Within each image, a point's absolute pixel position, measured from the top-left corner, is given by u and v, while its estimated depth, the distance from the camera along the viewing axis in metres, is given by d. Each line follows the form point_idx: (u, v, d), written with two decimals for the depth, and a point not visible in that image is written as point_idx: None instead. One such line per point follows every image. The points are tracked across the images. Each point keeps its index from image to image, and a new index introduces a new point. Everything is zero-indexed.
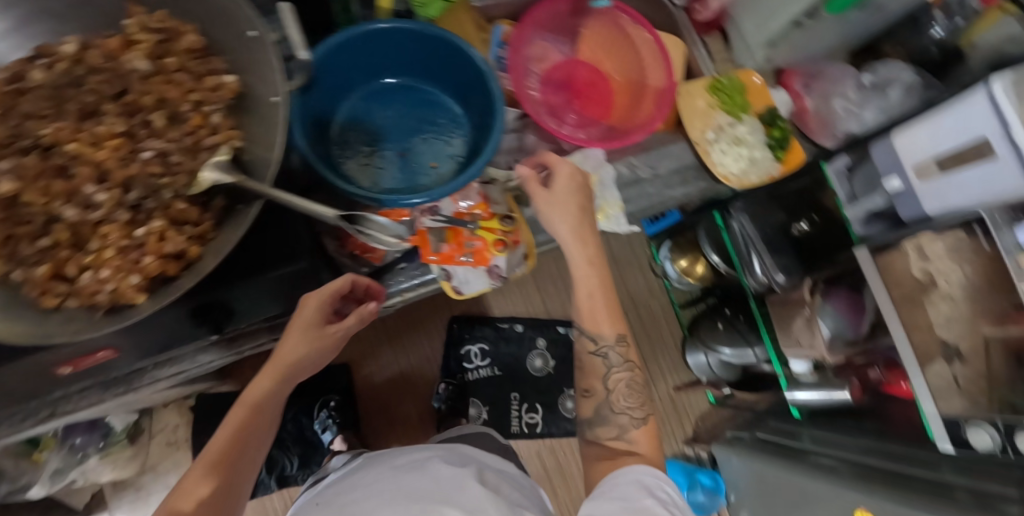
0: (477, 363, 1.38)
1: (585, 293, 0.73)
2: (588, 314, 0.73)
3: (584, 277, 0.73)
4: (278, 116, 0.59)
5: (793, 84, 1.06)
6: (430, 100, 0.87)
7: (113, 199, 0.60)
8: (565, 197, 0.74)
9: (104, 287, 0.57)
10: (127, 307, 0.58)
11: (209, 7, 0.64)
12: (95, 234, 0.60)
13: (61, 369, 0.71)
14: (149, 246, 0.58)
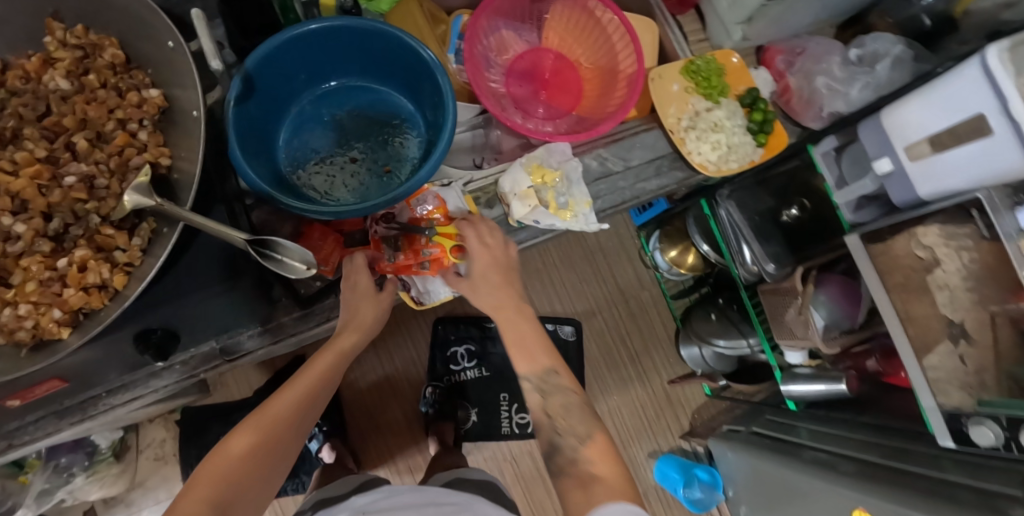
0: (464, 364, 1.34)
1: (512, 344, 0.70)
2: (520, 359, 0.70)
3: (514, 330, 0.71)
4: (199, 132, 0.57)
5: (774, 63, 1.00)
6: (386, 100, 0.83)
7: (33, 229, 0.57)
8: (484, 258, 0.73)
9: (23, 323, 0.55)
10: (51, 343, 0.55)
11: (127, 18, 0.60)
12: (18, 267, 0.57)
13: (9, 401, 0.69)
14: (69, 278, 0.56)
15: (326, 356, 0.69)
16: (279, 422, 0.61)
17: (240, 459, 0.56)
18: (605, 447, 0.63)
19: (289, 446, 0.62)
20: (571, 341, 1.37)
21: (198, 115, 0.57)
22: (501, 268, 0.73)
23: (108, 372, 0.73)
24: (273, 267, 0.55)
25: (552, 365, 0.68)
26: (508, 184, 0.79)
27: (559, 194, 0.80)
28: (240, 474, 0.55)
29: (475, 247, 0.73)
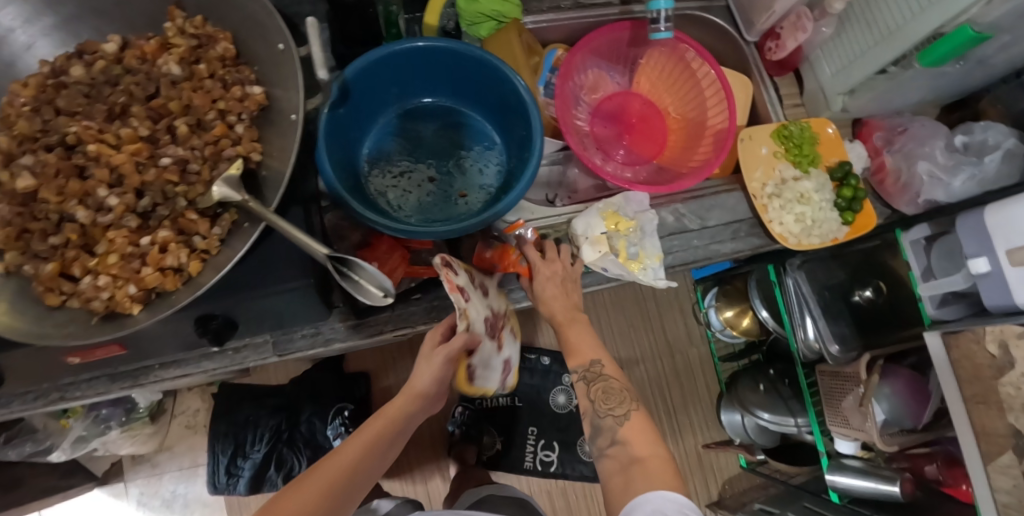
0: (498, 390, 1.34)
1: (563, 336, 0.71)
2: (569, 353, 0.70)
3: (565, 325, 0.71)
4: (294, 134, 0.58)
5: (871, 138, 0.94)
6: (471, 123, 0.83)
7: (125, 204, 0.59)
8: (543, 263, 0.75)
9: (100, 293, 0.56)
10: (121, 316, 0.57)
11: (245, 17, 0.62)
12: (104, 237, 0.59)
13: (70, 358, 0.72)
14: (150, 257, 0.57)
15: (387, 414, 0.67)
16: (336, 483, 0.59)
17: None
18: (643, 431, 0.62)
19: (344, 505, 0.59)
20: None
21: (295, 118, 0.58)
22: (560, 273, 0.75)
23: (166, 347, 0.74)
24: (348, 287, 0.54)
25: (600, 361, 0.68)
26: (581, 227, 0.79)
27: (631, 244, 0.79)
28: None
29: (541, 256, 0.75)
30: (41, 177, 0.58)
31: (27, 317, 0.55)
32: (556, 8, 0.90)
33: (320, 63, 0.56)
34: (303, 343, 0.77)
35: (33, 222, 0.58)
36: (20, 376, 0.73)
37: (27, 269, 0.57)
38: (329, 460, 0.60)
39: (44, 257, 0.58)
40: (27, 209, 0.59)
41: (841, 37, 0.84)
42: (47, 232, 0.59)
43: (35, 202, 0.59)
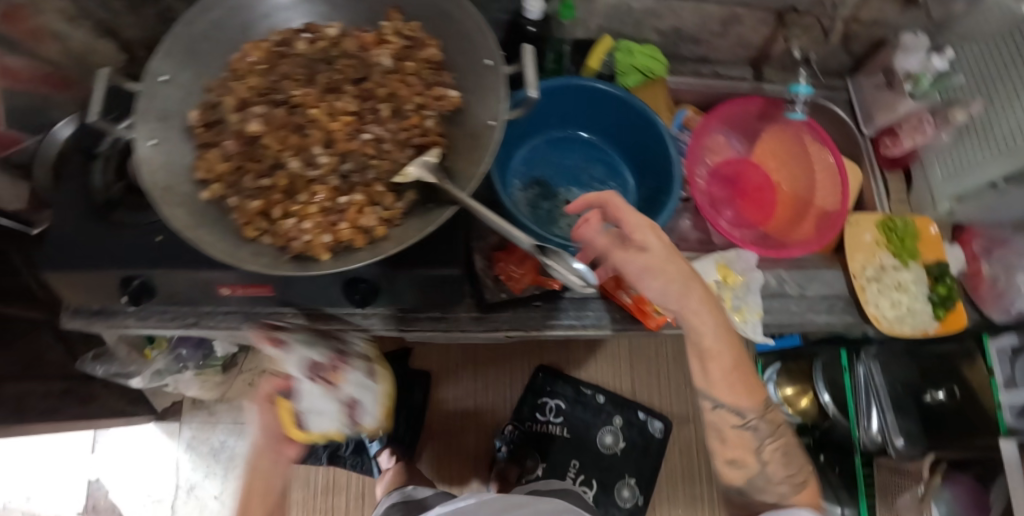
0: (550, 417, 1.40)
1: (695, 353, 0.66)
2: (710, 380, 0.66)
3: (695, 337, 0.65)
4: (491, 139, 0.64)
5: (969, 244, 0.97)
6: (607, 159, 0.92)
7: (329, 164, 0.67)
8: (649, 259, 0.64)
9: (301, 236, 0.63)
10: (309, 260, 0.63)
11: (457, 31, 0.72)
12: (305, 189, 0.66)
13: (222, 289, 0.78)
14: (347, 214, 0.64)
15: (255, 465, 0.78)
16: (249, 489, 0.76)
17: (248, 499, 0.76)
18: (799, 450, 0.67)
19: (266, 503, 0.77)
20: (657, 438, 1.38)
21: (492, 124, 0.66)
22: (664, 262, 0.64)
23: (305, 300, 0.80)
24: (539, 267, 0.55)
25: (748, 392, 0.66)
26: (697, 272, 0.87)
27: (735, 298, 0.87)
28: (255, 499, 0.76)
29: (645, 249, 0.64)
30: (269, 126, 0.68)
31: (230, 244, 0.62)
32: (697, 74, 1.01)
33: (532, 86, 0.63)
34: (427, 323, 0.81)
35: (250, 163, 0.67)
36: (174, 296, 0.80)
37: (234, 202, 0.65)
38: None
39: (250, 194, 0.66)
40: (247, 150, 0.67)
41: (959, 145, 0.90)
42: (260, 174, 0.66)
43: (254, 146, 0.68)
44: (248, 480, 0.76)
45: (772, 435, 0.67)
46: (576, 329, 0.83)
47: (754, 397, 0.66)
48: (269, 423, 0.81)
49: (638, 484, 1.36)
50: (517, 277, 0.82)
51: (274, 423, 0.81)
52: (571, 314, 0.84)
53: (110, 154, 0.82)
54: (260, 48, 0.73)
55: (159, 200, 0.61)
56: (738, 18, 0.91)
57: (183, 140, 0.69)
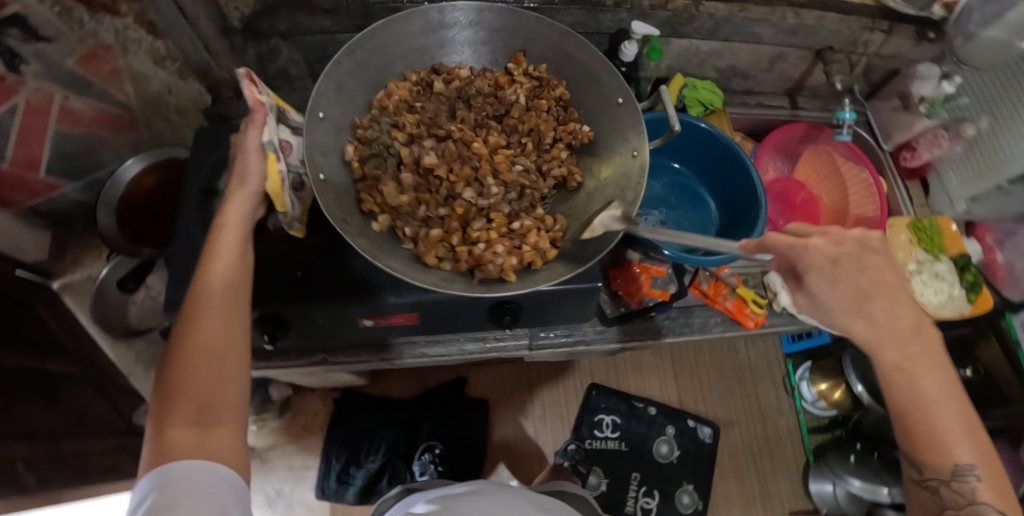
0: (607, 433, 1.44)
1: (896, 383, 0.56)
2: (899, 411, 0.57)
3: (908, 364, 0.55)
4: (642, 168, 0.71)
5: (984, 237, 1.13)
6: (689, 185, 1.01)
7: (499, 193, 0.72)
8: (848, 280, 0.55)
9: (495, 259, 0.67)
10: (496, 281, 0.66)
11: (583, 70, 0.80)
12: (478, 216, 0.71)
13: (364, 320, 0.78)
14: (528, 237, 0.69)
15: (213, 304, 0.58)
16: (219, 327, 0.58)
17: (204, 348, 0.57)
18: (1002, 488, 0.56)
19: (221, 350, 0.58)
20: (708, 442, 1.46)
21: (637, 155, 0.73)
22: (891, 289, 0.56)
23: (446, 327, 0.82)
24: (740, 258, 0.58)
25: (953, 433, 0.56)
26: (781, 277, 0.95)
27: None
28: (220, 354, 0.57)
29: (857, 268, 0.55)
30: (442, 158, 0.73)
31: (416, 270, 0.66)
32: (744, 104, 1.15)
33: (674, 120, 0.73)
34: (560, 340, 0.88)
35: (426, 194, 0.71)
36: (309, 331, 0.79)
37: (416, 230, 0.69)
38: (197, 345, 0.56)
39: (430, 222, 0.70)
40: (423, 182, 0.72)
41: (971, 156, 1.08)
42: (438, 204, 0.71)
43: (429, 177, 0.72)
44: (222, 230, 0.62)
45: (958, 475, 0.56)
46: (686, 334, 0.92)
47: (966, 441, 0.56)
48: (240, 172, 0.63)
49: (696, 489, 1.42)
50: (634, 291, 0.89)
51: (260, 181, 0.64)
52: (681, 322, 0.93)
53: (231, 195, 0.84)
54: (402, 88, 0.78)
55: (343, 228, 0.64)
56: (783, 56, 1.06)
57: (341, 172, 0.72)
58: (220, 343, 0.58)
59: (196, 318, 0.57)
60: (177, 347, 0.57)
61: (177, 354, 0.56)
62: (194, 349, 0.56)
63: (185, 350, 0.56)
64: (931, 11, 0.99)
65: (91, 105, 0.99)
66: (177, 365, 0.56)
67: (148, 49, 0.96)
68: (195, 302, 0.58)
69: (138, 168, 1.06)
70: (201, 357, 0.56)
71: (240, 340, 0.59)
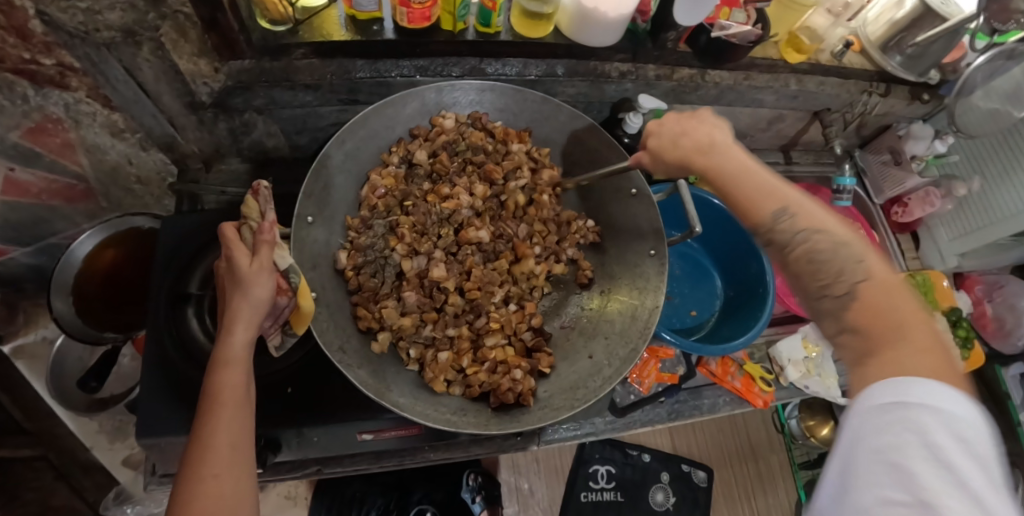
0: (602, 484, 1.39)
1: (724, 185, 0.56)
2: (738, 209, 0.55)
3: (722, 167, 0.56)
4: (663, 277, 0.68)
5: (973, 289, 1.17)
6: (694, 257, 0.99)
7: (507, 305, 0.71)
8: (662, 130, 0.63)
9: (513, 384, 0.64)
10: (514, 407, 0.63)
11: (592, 157, 0.76)
12: (488, 331, 0.69)
13: (363, 435, 0.72)
14: (541, 352, 0.68)
15: (222, 443, 0.49)
16: (227, 475, 0.48)
17: (213, 505, 0.47)
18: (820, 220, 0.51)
19: (229, 504, 0.48)
20: (703, 487, 1.43)
21: (655, 255, 0.70)
22: (695, 134, 0.60)
23: (453, 435, 0.75)
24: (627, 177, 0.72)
25: (782, 209, 0.52)
26: (786, 351, 0.93)
27: (817, 365, 0.95)
28: (231, 510, 0.48)
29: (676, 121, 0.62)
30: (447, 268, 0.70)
31: (425, 403, 0.62)
32: None
33: (695, 220, 0.70)
34: (571, 435, 0.84)
35: (428, 311, 0.68)
36: (303, 449, 0.72)
37: (419, 352, 0.65)
38: (204, 504, 0.46)
39: (436, 342, 0.67)
40: (428, 296, 0.69)
41: (961, 213, 1.10)
42: (445, 323, 0.68)
43: (435, 291, 0.69)
44: (229, 348, 0.52)
45: (822, 241, 0.50)
46: (696, 416, 0.90)
47: (783, 211, 0.52)
48: (243, 287, 0.53)
49: None
50: (644, 378, 0.87)
51: (271, 299, 0.54)
52: (691, 404, 0.90)
53: (205, 296, 0.77)
54: (388, 177, 0.71)
55: (343, 363, 0.59)
56: (781, 117, 1.05)
57: (332, 283, 0.66)
58: (230, 493, 0.48)
59: (203, 467, 0.48)
60: (178, 509, 0.46)
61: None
62: (199, 511, 0.46)
63: (190, 507, 0.46)
64: (929, 76, 0.98)
65: (41, 176, 0.89)
66: None
67: (104, 121, 0.83)
68: (199, 448, 0.49)
69: (92, 244, 0.96)
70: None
71: (251, 489, 0.50)
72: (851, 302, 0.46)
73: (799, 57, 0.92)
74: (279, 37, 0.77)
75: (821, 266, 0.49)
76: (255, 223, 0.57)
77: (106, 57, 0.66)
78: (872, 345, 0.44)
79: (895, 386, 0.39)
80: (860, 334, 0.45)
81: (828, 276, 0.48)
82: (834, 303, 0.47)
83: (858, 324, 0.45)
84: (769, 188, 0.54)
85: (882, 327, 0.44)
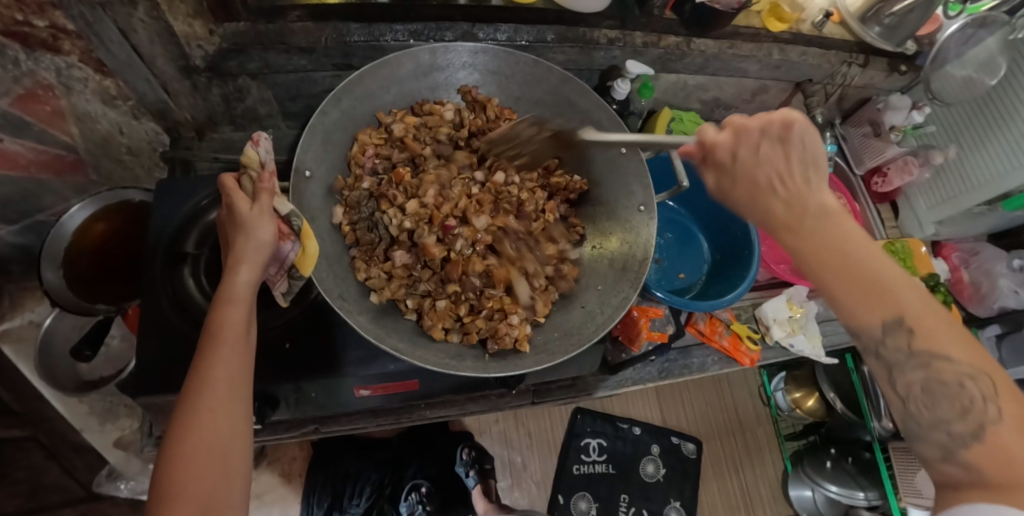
0: (594, 457, 1.40)
1: (825, 274, 0.47)
2: (840, 310, 0.48)
3: (821, 249, 0.48)
4: (651, 229, 0.70)
5: (949, 257, 1.21)
6: (682, 222, 1.01)
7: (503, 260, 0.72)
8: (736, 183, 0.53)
9: (511, 329, 0.66)
10: (511, 353, 0.66)
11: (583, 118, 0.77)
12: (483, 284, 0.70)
13: (360, 390, 0.73)
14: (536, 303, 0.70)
15: (220, 380, 0.50)
16: (224, 410, 0.49)
17: (211, 438, 0.47)
18: (933, 326, 0.46)
19: (226, 440, 0.48)
20: (693, 458, 1.45)
21: (645, 209, 0.72)
22: (780, 184, 0.51)
23: (450, 390, 0.77)
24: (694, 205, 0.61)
25: (892, 315, 0.46)
26: (771, 311, 0.96)
27: (801, 325, 0.98)
28: (227, 444, 0.48)
29: (748, 156, 0.53)
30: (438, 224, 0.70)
31: (423, 348, 0.63)
32: None
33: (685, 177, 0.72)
34: (564, 393, 0.87)
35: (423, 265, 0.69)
36: (301, 405, 0.73)
37: (414, 302, 0.67)
38: (199, 436, 0.47)
39: (431, 293, 0.68)
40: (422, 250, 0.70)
41: (937, 182, 1.14)
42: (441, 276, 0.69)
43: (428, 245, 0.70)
44: (231, 289, 0.53)
45: (944, 370, 0.46)
46: (685, 375, 0.93)
47: (893, 316, 0.46)
48: (245, 232, 0.54)
49: (683, 505, 1.41)
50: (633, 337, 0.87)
51: (273, 244, 0.55)
52: (681, 364, 0.92)
53: (201, 257, 0.78)
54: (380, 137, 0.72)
55: (344, 309, 0.61)
56: (765, 88, 1.08)
57: (330, 235, 0.67)
58: (226, 428, 0.49)
59: (200, 402, 0.48)
60: (175, 439, 0.47)
61: (172, 448, 0.46)
62: (195, 442, 0.46)
63: (185, 441, 0.46)
64: (906, 46, 1.02)
65: (30, 147, 0.87)
66: (175, 457, 0.46)
67: (96, 87, 0.83)
68: (197, 383, 0.49)
69: (83, 216, 0.95)
70: (201, 449, 0.47)
71: (246, 425, 0.51)
72: (976, 443, 0.43)
73: (780, 26, 0.95)
74: (273, 1, 0.78)
75: (938, 395, 0.46)
76: (255, 172, 0.58)
77: (101, 18, 0.65)
78: (981, 485, 0.41)
79: (1002, 514, 0.37)
80: (972, 474, 0.42)
81: (948, 411, 0.46)
82: (951, 430, 0.45)
83: (982, 470, 0.41)
84: (873, 280, 0.46)
85: (1007, 468, 0.40)
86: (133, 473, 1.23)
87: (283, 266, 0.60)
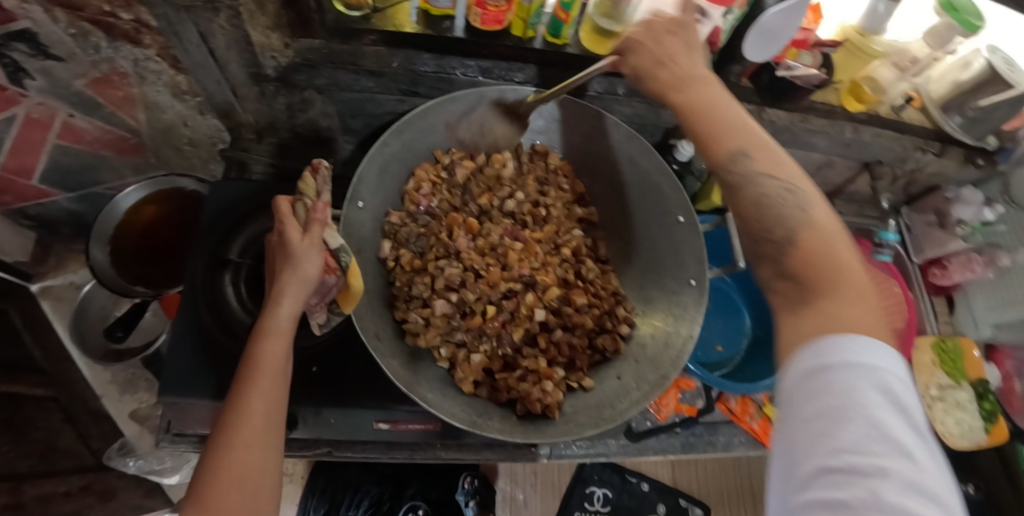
0: (597, 507, 1.30)
1: (702, 120, 0.57)
2: (704, 146, 0.57)
3: (694, 101, 0.58)
4: (700, 308, 0.68)
5: (1003, 362, 1.13)
6: (727, 292, 0.98)
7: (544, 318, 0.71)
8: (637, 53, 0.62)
9: (541, 394, 0.64)
10: (539, 418, 0.64)
11: (645, 180, 0.74)
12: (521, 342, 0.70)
13: (379, 424, 0.71)
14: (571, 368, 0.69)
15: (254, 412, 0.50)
16: (255, 443, 0.49)
17: (242, 473, 0.47)
18: (783, 165, 0.53)
19: (256, 475, 0.48)
20: None
21: (695, 285, 0.69)
22: (669, 56, 0.60)
23: (468, 435, 0.75)
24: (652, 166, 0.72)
25: (743, 150, 0.54)
26: None
27: None
28: (258, 479, 0.48)
29: (653, 39, 0.61)
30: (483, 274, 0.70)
31: (451, 400, 0.62)
32: None
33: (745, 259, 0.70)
34: (581, 453, 0.83)
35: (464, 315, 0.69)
36: (318, 429, 0.72)
37: (444, 350, 0.66)
38: (230, 471, 0.47)
39: (468, 345, 0.67)
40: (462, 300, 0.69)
41: (1002, 285, 1.07)
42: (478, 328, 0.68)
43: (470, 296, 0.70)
44: (274, 319, 0.53)
45: (769, 186, 0.53)
46: (710, 452, 0.88)
47: (740, 152, 0.54)
48: (292, 263, 0.53)
49: None
50: (660, 406, 0.87)
51: (319, 277, 0.55)
52: (706, 440, 0.88)
53: (243, 265, 0.78)
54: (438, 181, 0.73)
55: (377, 351, 0.59)
56: (830, 164, 1.06)
57: (370, 269, 0.67)
58: (258, 465, 0.48)
59: (234, 434, 0.48)
60: (207, 473, 0.47)
61: (204, 482, 0.46)
62: (227, 476, 0.46)
63: (216, 473, 0.46)
64: (986, 140, 0.97)
65: (97, 126, 0.91)
66: (208, 487, 0.46)
67: (167, 81, 0.84)
68: (233, 413, 0.49)
69: (135, 199, 0.98)
70: (230, 483, 0.46)
71: (276, 463, 0.50)
72: (799, 261, 0.49)
73: (858, 106, 0.92)
74: (352, 22, 0.78)
75: (767, 211, 0.52)
76: (309, 200, 0.56)
77: (184, 19, 0.65)
78: (807, 303, 0.47)
79: (817, 349, 0.43)
80: (802, 291, 0.48)
81: (780, 234, 0.51)
82: (777, 253, 0.51)
83: (801, 278, 0.49)
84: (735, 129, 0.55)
85: (825, 286, 0.47)
86: (145, 451, 1.16)
87: (324, 295, 0.60)
